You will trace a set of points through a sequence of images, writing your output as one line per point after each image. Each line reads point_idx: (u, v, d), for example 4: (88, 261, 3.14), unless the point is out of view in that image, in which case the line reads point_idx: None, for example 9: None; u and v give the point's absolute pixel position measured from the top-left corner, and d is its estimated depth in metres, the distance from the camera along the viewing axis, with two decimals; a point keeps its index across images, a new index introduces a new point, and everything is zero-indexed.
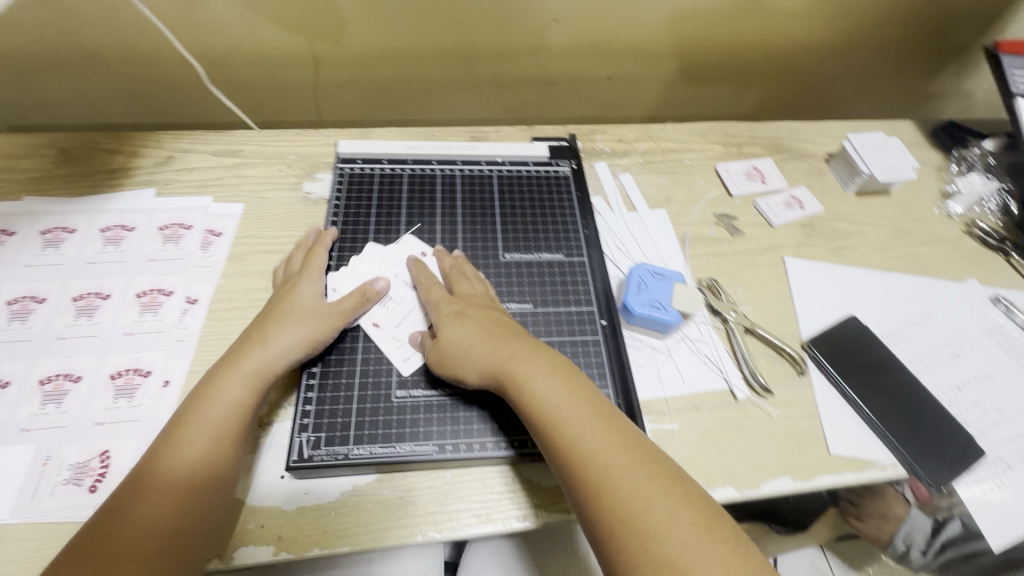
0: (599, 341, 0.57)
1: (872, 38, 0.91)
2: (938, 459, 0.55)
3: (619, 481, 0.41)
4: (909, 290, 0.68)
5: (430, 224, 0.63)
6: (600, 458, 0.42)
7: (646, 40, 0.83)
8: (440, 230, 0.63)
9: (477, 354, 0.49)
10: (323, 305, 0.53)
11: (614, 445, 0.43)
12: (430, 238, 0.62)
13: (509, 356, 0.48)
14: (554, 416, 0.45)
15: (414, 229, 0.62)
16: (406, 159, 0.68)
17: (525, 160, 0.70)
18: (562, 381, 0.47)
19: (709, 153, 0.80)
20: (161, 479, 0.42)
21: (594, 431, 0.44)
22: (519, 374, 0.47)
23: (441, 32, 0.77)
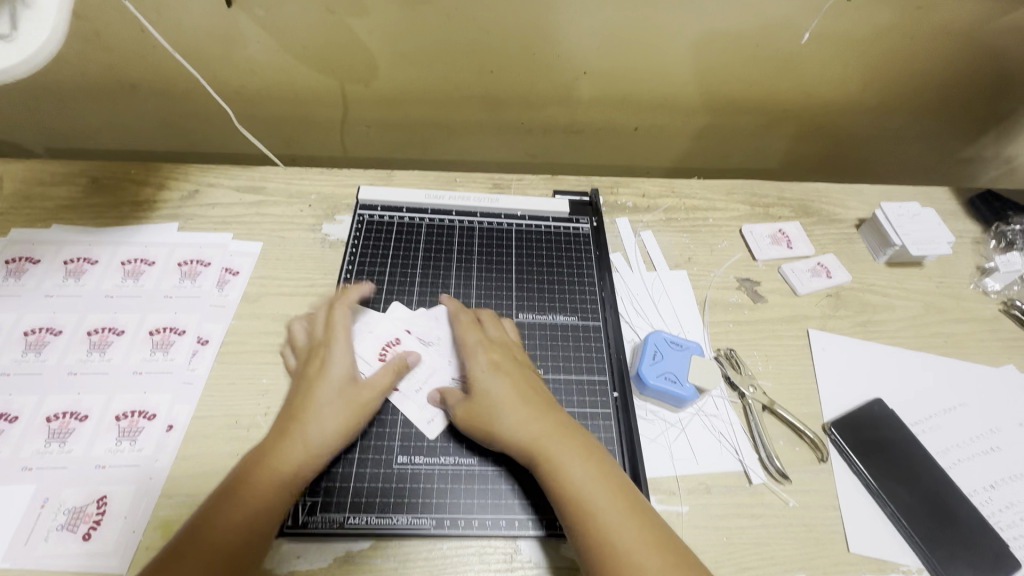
0: (609, 414, 0.55)
1: (909, 101, 0.89)
2: (968, 567, 0.51)
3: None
4: (940, 373, 0.65)
5: (445, 277, 0.62)
6: (632, 559, 0.41)
7: (675, 94, 0.82)
8: (454, 284, 0.62)
9: (512, 418, 0.48)
10: (359, 382, 0.51)
11: (648, 547, 0.41)
12: (444, 291, 0.61)
13: (542, 433, 0.47)
14: (585, 503, 0.44)
15: (428, 281, 0.62)
16: (426, 208, 0.68)
17: (545, 215, 0.69)
18: (596, 468, 0.46)
19: (734, 213, 0.78)
20: (268, 473, 0.45)
21: (627, 526, 0.42)
22: (552, 453, 0.46)
23: (470, 80, 0.77)
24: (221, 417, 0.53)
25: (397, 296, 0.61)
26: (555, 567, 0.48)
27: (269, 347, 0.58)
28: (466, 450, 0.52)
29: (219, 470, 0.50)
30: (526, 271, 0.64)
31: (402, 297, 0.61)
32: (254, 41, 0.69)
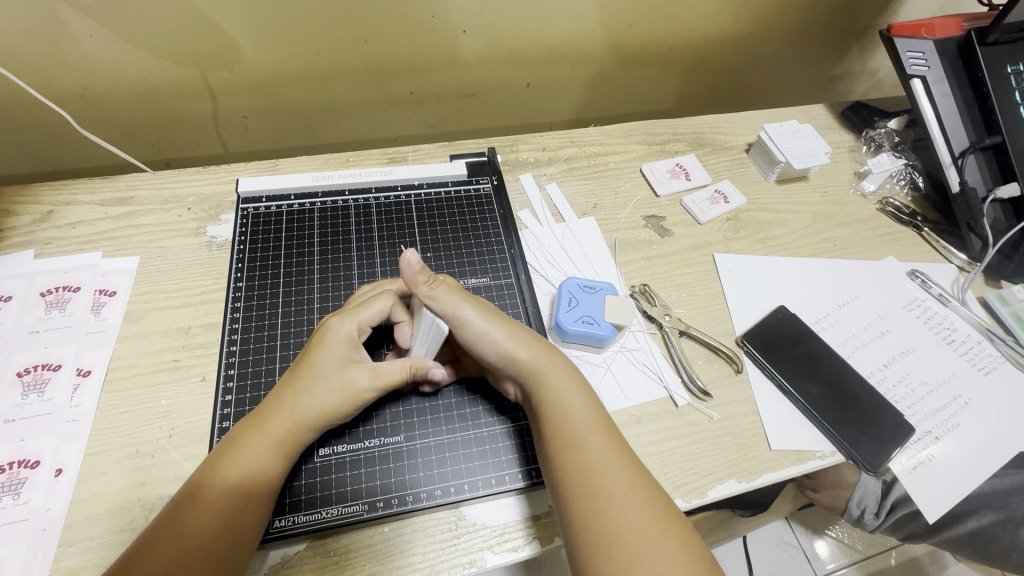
0: None
1: (779, 26, 0.93)
2: (872, 440, 0.56)
3: (606, 489, 0.41)
4: (833, 274, 0.70)
5: (346, 258, 0.59)
6: (605, 468, 0.43)
7: (562, 43, 0.82)
8: (357, 266, 0.59)
9: (513, 335, 0.49)
10: (306, 415, 0.45)
11: (619, 461, 0.43)
12: (346, 276, 0.58)
13: (537, 359, 0.48)
14: (569, 425, 0.45)
15: (329, 269, 0.58)
16: (316, 191, 0.63)
17: (444, 181, 0.67)
18: (579, 391, 0.47)
19: (633, 154, 0.80)
20: (205, 503, 0.40)
21: (602, 441, 0.44)
22: (541, 375, 0.47)
23: (346, 53, 0.73)
24: (120, 448, 0.48)
25: (296, 290, 0.57)
26: (501, 521, 0.48)
27: (164, 365, 0.53)
28: (391, 429, 0.51)
29: (125, 505, 0.46)
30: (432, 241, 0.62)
31: (302, 289, 0.57)
32: (88, 35, 0.61)
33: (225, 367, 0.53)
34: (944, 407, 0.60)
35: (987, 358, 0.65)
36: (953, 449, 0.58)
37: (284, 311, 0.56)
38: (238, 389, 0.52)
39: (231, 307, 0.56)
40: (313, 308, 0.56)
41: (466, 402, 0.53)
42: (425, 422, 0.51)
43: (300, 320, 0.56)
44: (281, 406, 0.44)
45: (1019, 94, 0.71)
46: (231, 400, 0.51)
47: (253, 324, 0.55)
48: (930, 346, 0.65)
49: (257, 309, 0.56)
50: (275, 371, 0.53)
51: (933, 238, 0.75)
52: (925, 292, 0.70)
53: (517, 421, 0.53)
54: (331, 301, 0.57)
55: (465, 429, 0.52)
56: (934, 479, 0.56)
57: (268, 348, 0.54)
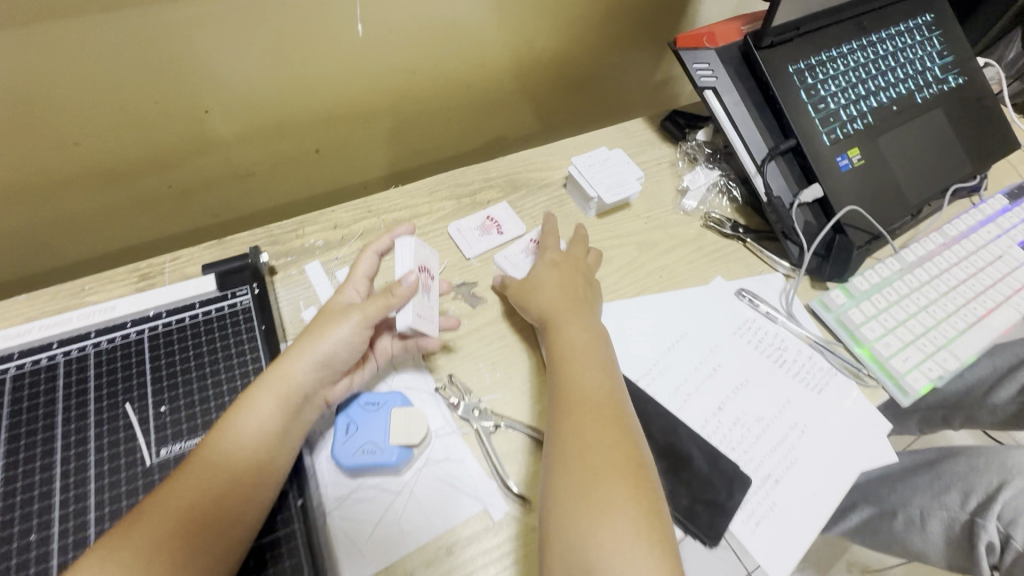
0: (291, 533, 0.46)
1: (581, 45, 0.89)
2: (707, 508, 0.51)
3: (590, 446, 0.45)
4: (661, 311, 0.66)
5: (47, 441, 0.46)
6: (598, 417, 0.47)
7: (340, 103, 0.73)
8: (62, 446, 0.46)
9: (551, 293, 0.58)
10: (324, 341, 0.49)
11: (611, 422, 0.47)
12: (45, 464, 0.45)
13: (561, 313, 0.56)
14: (571, 365, 0.52)
15: (21, 459, 0.45)
16: (12, 353, 0.50)
17: (189, 303, 0.54)
18: (595, 355, 0.53)
19: (440, 213, 0.72)
20: (227, 447, 0.44)
21: (602, 395, 0.49)
22: (562, 325, 0.55)
23: (60, 159, 0.60)
24: None
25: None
26: None
27: None
28: None
29: None
30: (168, 389, 0.49)
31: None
32: None
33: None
34: (781, 443, 0.57)
35: (818, 374, 0.62)
36: (794, 491, 0.54)
37: None
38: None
39: None
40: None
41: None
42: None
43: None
44: (297, 346, 0.49)
45: (805, 92, 0.70)
46: None
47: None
48: (763, 374, 0.62)
49: None
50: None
51: (757, 248, 0.73)
52: (754, 311, 0.67)
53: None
54: (21, 506, 0.43)
55: None
56: (780, 534, 0.52)
57: None
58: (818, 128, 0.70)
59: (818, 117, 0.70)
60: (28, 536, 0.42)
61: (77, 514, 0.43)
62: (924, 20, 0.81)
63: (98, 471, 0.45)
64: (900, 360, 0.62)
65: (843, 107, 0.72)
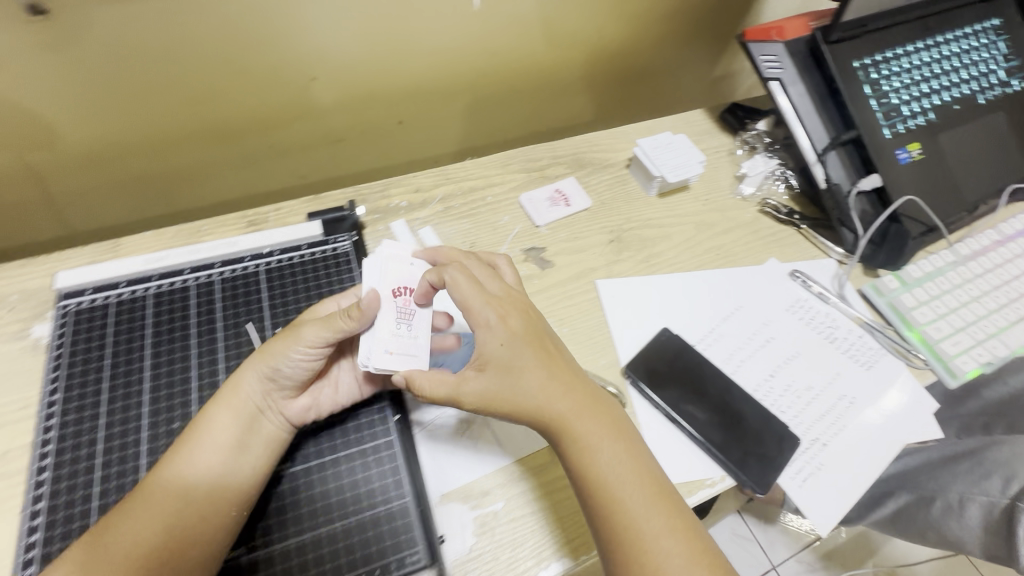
0: (392, 441, 0.53)
1: (648, 36, 0.93)
2: (759, 461, 0.55)
3: (641, 531, 0.43)
4: (718, 285, 0.70)
5: (184, 350, 0.53)
6: (650, 538, 0.43)
7: (426, 78, 0.79)
8: (196, 356, 0.53)
9: (533, 387, 0.47)
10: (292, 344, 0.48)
11: (670, 529, 0.44)
12: (182, 369, 0.52)
13: (571, 413, 0.47)
14: (604, 484, 0.45)
15: (162, 363, 0.52)
16: (151, 275, 0.57)
17: (298, 244, 0.61)
18: (622, 450, 0.47)
19: (512, 184, 0.77)
20: (166, 485, 0.44)
21: (651, 511, 0.44)
22: (579, 432, 0.46)
23: (185, 115, 0.68)
24: None
25: (123, 393, 0.50)
26: None
27: None
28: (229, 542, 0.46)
29: None
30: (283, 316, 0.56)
31: (129, 392, 0.51)
32: None
33: (32, 500, 0.45)
34: (831, 410, 0.60)
35: (868, 352, 0.65)
36: (841, 455, 0.58)
37: (109, 423, 0.49)
38: (47, 524, 0.44)
39: (44, 428, 0.48)
40: (142, 412, 0.50)
41: (315, 496, 0.49)
42: (269, 528, 0.47)
43: (126, 427, 0.49)
44: (243, 368, 0.49)
45: (868, 87, 0.73)
46: (37, 540, 0.44)
47: (68, 440, 0.48)
48: (815, 348, 0.65)
49: (76, 426, 0.48)
50: (92, 494, 0.46)
51: (811, 234, 0.76)
52: (807, 291, 0.70)
53: (374, 509, 0.50)
54: (165, 402, 0.50)
55: (315, 527, 0.48)
56: (827, 490, 0.55)
57: (88, 467, 0.47)
58: (880, 121, 0.72)
59: (880, 111, 0.73)
60: (172, 426, 0.49)
61: None
62: (990, 24, 0.82)
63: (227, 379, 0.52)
64: (950, 344, 0.65)
65: (906, 102, 0.74)
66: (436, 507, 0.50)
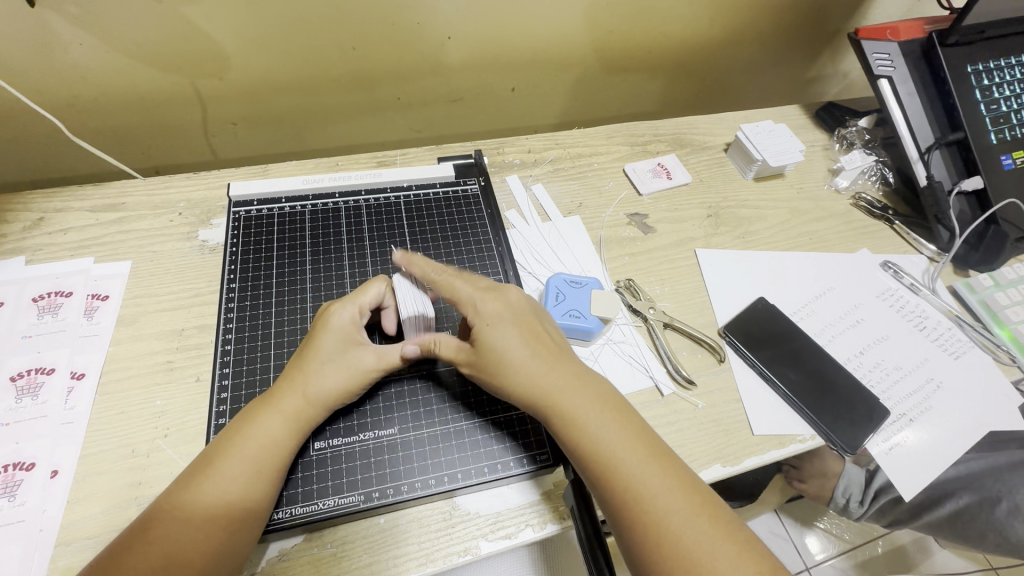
0: None
1: (752, 30, 0.96)
2: (851, 424, 0.58)
3: (645, 489, 0.43)
4: (811, 266, 0.73)
5: (338, 260, 0.60)
6: (659, 504, 0.43)
7: (545, 48, 0.84)
8: (349, 266, 0.60)
9: (521, 366, 0.49)
10: (337, 378, 0.48)
11: (673, 494, 0.43)
12: (338, 275, 0.59)
13: (556, 386, 0.48)
14: (606, 455, 0.45)
15: (320, 268, 0.59)
16: (307, 194, 0.64)
17: (432, 183, 0.68)
18: (614, 417, 0.47)
19: (616, 155, 0.82)
20: (193, 506, 0.41)
21: (653, 475, 0.44)
22: (567, 408, 0.47)
23: (334, 60, 0.74)
24: (112, 449, 0.49)
25: (288, 290, 0.58)
26: (494, 508, 0.50)
27: (161, 367, 0.54)
28: (384, 422, 0.52)
29: (120, 505, 0.46)
30: (420, 242, 0.63)
31: (294, 289, 0.58)
32: (78, 45, 0.62)
33: (220, 365, 0.53)
34: (919, 390, 0.63)
35: (956, 343, 0.68)
36: (927, 431, 0.60)
37: (277, 314, 0.56)
38: (234, 387, 0.52)
39: (224, 310, 0.56)
40: (306, 307, 0.57)
41: (455, 394, 0.54)
42: (418, 415, 0.53)
43: (293, 318, 0.56)
44: (295, 384, 0.47)
45: (979, 92, 0.75)
46: (226, 398, 0.52)
47: (246, 322, 0.55)
48: (904, 333, 0.68)
49: (250, 312, 0.56)
50: (269, 368, 0.53)
51: (904, 230, 0.78)
52: (898, 281, 0.73)
53: (507, 411, 0.54)
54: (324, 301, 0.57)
55: (459, 419, 0.53)
56: (912, 459, 0.59)
57: (263, 347, 0.54)
58: (987, 126, 0.74)
59: (988, 116, 0.75)
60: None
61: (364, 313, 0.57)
62: None
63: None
64: None
65: (1015, 111, 0.76)
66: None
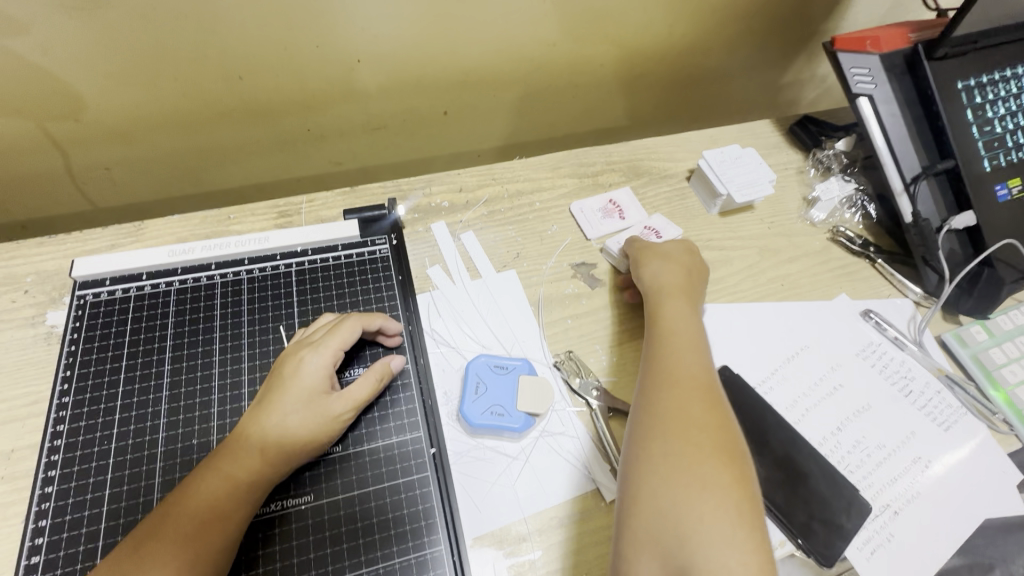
0: (426, 479, 0.48)
1: (718, 36, 0.86)
2: (826, 528, 0.50)
3: (691, 488, 0.41)
4: (782, 320, 0.64)
5: (206, 351, 0.51)
6: (698, 514, 0.40)
7: (479, 66, 0.72)
8: (220, 358, 0.51)
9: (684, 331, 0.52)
10: (298, 427, 0.44)
11: (721, 511, 0.40)
12: (204, 370, 0.50)
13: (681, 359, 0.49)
14: (686, 441, 0.43)
15: (183, 362, 0.51)
16: (174, 269, 0.55)
17: (333, 245, 0.60)
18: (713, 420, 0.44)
19: (562, 190, 0.71)
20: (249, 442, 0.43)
21: (715, 485, 0.41)
22: (682, 386, 0.46)
23: (221, 92, 0.62)
24: None
25: (138, 395, 0.49)
26: None
27: None
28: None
29: None
30: (309, 320, 0.55)
31: (146, 392, 0.49)
32: None
33: (38, 500, 0.44)
34: (903, 475, 0.55)
35: (947, 412, 0.59)
36: (913, 526, 0.52)
37: (122, 426, 0.47)
38: (53, 527, 0.43)
39: (54, 425, 0.47)
40: (159, 414, 0.48)
41: (342, 535, 0.45)
42: (291, 568, 0.43)
43: (142, 429, 0.47)
44: (259, 428, 0.44)
45: (971, 112, 0.65)
46: (41, 545, 0.42)
47: (80, 438, 0.46)
48: (887, 401, 0.59)
49: (87, 427, 0.47)
50: (102, 498, 0.44)
51: (888, 270, 0.69)
52: (880, 335, 0.64)
53: (403, 555, 0.45)
54: (183, 405, 0.49)
55: (343, 572, 0.44)
56: (898, 566, 0.50)
57: (98, 472, 0.45)
58: (980, 151, 0.65)
59: (981, 139, 0.65)
60: (190, 431, 0.47)
61: (232, 414, 0.48)
62: None
63: (250, 387, 0.50)
64: None
65: (1011, 132, 0.66)
66: (472, 552, 0.46)
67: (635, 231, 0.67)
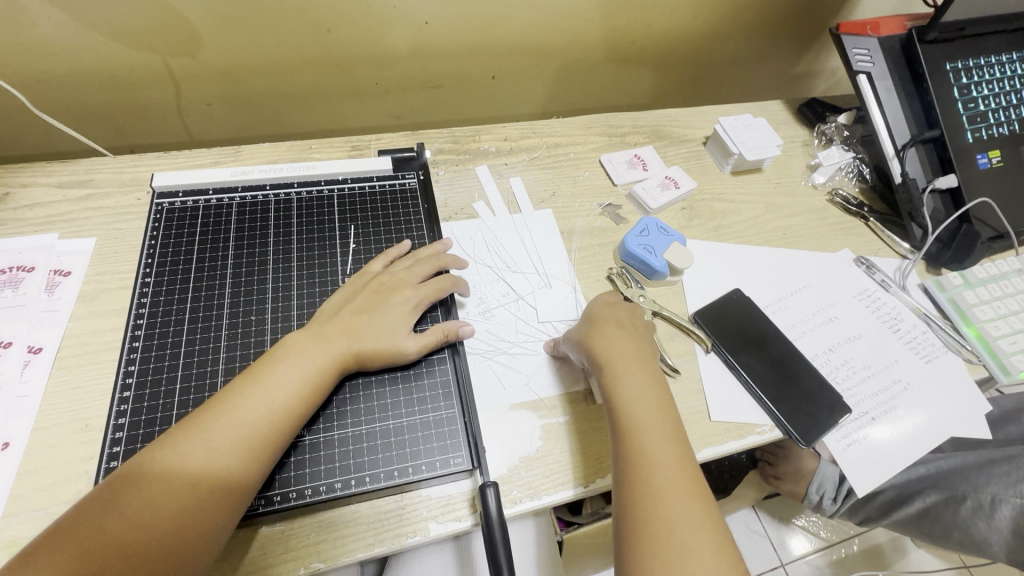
0: (444, 358, 0.57)
1: (737, 25, 0.96)
2: (809, 419, 0.58)
3: (675, 521, 0.41)
4: (782, 261, 0.73)
5: (263, 252, 0.61)
6: (688, 542, 0.40)
7: (524, 37, 0.83)
8: (272, 258, 0.61)
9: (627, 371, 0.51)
10: (375, 346, 0.53)
11: (703, 536, 0.41)
12: (260, 267, 0.60)
13: (636, 400, 0.49)
14: (654, 475, 0.44)
15: (242, 258, 0.60)
16: (235, 186, 0.65)
17: (368, 176, 0.69)
18: (675, 450, 0.46)
19: (593, 145, 0.81)
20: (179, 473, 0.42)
21: (690, 508, 0.42)
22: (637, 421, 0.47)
23: (309, 43, 0.74)
24: (67, 423, 0.49)
25: (206, 282, 0.58)
26: (444, 494, 0.50)
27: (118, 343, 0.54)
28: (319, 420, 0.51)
29: (72, 478, 0.47)
30: (349, 237, 0.64)
31: (213, 279, 0.59)
32: (49, 20, 0.61)
33: (128, 350, 0.53)
34: (882, 390, 0.63)
35: (929, 347, 0.68)
36: (887, 427, 0.61)
37: (194, 302, 0.57)
38: (140, 373, 0.52)
39: (138, 299, 0.56)
40: (224, 296, 0.58)
41: (384, 394, 0.54)
42: (355, 411, 0.52)
43: (210, 307, 0.57)
44: (348, 334, 0.52)
45: (957, 90, 0.75)
46: (130, 384, 0.51)
47: (160, 309, 0.56)
48: (876, 333, 0.68)
49: (165, 302, 0.56)
50: (178, 354, 0.53)
51: (879, 228, 0.78)
52: (870, 279, 0.73)
53: (435, 412, 0.54)
54: (243, 291, 0.58)
55: (399, 412, 0.53)
56: (871, 455, 0.59)
57: (174, 334, 0.54)
58: (964, 124, 0.74)
59: (965, 114, 0.74)
60: (248, 312, 0.57)
61: (283, 300, 0.58)
62: None
63: (298, 282, 0.60)
64: (1007, 343, 0.67)
65: (992, 110, 0.75)
66: (513, 411, 0.56)
67: (656, 180, 0.77)
